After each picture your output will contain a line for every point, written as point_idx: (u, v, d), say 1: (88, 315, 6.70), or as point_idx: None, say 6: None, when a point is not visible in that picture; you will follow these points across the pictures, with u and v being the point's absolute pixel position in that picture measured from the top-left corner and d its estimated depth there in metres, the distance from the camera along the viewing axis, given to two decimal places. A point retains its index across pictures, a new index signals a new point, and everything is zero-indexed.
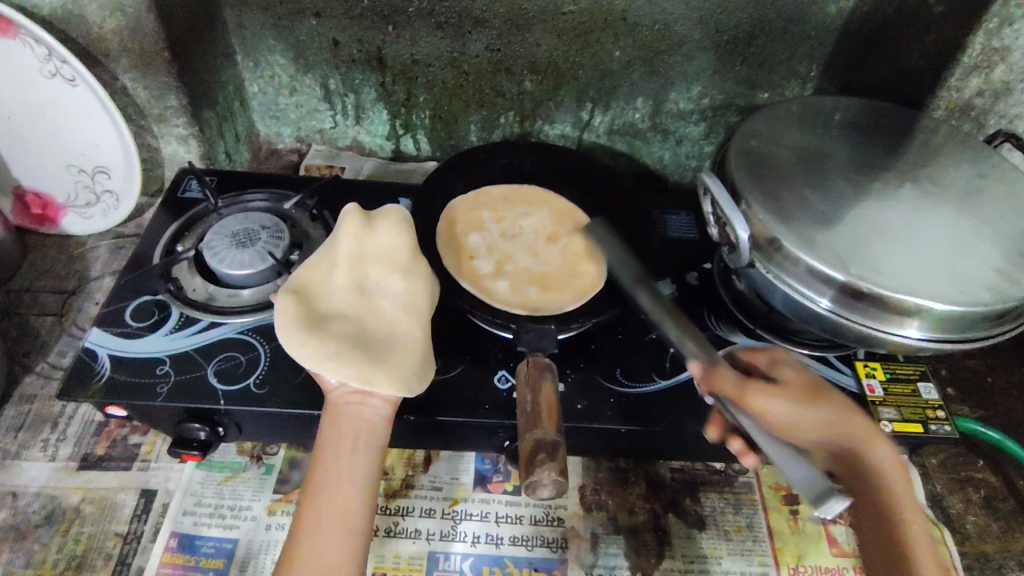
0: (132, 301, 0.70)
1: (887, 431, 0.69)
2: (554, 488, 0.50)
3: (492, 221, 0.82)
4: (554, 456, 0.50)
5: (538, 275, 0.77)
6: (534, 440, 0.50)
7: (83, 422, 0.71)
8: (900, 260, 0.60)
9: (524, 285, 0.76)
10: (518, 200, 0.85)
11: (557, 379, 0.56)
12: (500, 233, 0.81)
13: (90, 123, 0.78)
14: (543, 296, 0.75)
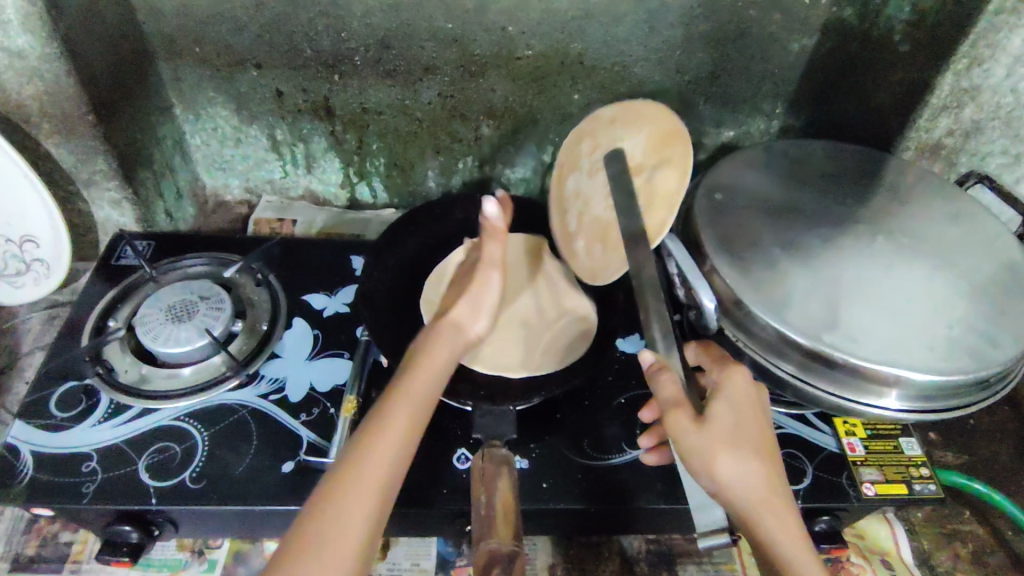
0: (57, 388, 0.65)
1: (870, 495, 0.65)
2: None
3: (587, 156, 0.71)
4: (508, 569, 0.45)
5: (605, 227, 0.70)
6: (488, 551, 0.45)
7: (9, 521, 0.65)
8: (875, 325, 0.57)
9: (592, 244, 0.72)
10: (622, 121, 0.69)
11: (514, 473, 0.52)
12: (588, 170, 0.71)
13: (12, 191, 0.72)
14: (606, 257, 0.70)
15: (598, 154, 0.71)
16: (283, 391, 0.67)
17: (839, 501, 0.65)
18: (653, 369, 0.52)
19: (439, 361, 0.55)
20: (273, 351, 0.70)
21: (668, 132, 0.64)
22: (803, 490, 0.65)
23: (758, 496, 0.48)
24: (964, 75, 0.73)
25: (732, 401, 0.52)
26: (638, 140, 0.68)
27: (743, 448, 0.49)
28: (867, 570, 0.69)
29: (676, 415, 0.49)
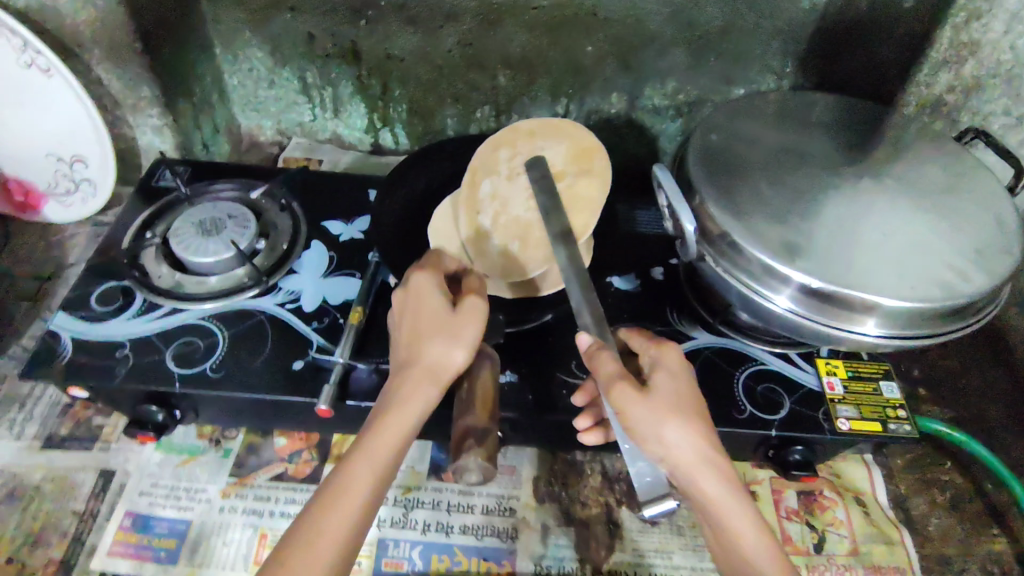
0: (97, 286, 0.72)
1: (844, 429, 0.68)
2: (481, 475, 0.50)
3: (506, 159, 0.70)
4: (482, 440, 0.50)
5: (525, 227, 0.69)
6: (466, 425, 0.51)
7: (49, 403, 0.73)
8: (852, 256, 0.60)
9: (509, 244, 0.70)
10: (542, 132, 0.71)
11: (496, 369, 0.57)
12: (506, 173, 0.70)
13: (65, 112, 0.79)
14: (524, 257, 0.69)
15: (518, 158, 0.70)
16: (298, 301, 0.73)
17: (813, 433, 0.68)
18: (591, 349, 0.55)
19: (409, 410, 0.51)
20: (291, 268, 0.76)
21: (590, 147, 0.70)
22: (779, 420, 0.68)
23: (703, 464, 0.50)
24: (964, 30, 0.77)
25: (668, 372, 0.56)
26: (559, 148, 0.70)
27: (685, 416, 0.52)
28: (839, 504, 0.73)
29: (617, 390, 0.52)
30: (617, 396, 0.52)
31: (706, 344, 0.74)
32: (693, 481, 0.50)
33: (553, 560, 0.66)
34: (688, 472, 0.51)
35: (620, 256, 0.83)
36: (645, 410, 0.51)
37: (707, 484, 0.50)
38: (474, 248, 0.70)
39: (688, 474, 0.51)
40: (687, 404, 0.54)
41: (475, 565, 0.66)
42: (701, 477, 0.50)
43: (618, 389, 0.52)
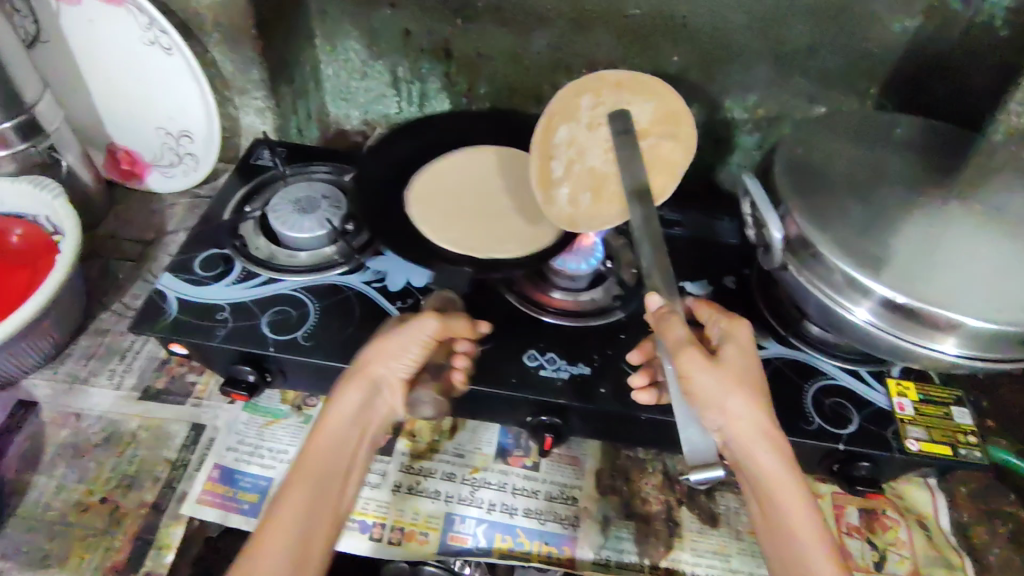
0: (200, 252, 0.77)
1: (913, 450, 0.68)
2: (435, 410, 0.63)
3: (587, 108, 0.70)
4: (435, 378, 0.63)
5: (600, 179, 0.72)
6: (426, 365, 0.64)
7: (147, 357, 0.78)
8: (936, 274, 0.61)
9: (580, 193, 0.73)
10: (629, 87, 0.70)
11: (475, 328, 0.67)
12: (587, 122, 0.70)
13: (179, 89, 0.85)
14: (594, 210, 0.73)
15: (600, 109, 0.70)
16: (384, 281, 0.76)
17: (881, 450, 0.68)
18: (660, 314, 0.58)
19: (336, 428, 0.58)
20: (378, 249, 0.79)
21: (677, 110, 0.70)
22: (848, 434, 0.69)
23: (756, 437, 0.57)
24: None
25: (734, 345, 0.62)
26: (646, 107, 0.71)
27: (745, 389, 0.58)
28: (900, 524, 0.73)
29: (684, 355, 0.56)
30: (687, 361, 0.56)
31: (777, 354, 0.75)
32: (749, 450, 0.57)
33: (611, 550, 0.68)
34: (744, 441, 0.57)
35: (692, 263, 0.84)
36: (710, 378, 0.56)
37: (759, 454, 0.57)
38: (544, 196, 0.72)
39: (745, 444, 0.57)
40: (748, 376, 0.59)
41: (536, 548, 0.68)
42: (756, 447, 0.57)
43: (687, 355, 0.56)
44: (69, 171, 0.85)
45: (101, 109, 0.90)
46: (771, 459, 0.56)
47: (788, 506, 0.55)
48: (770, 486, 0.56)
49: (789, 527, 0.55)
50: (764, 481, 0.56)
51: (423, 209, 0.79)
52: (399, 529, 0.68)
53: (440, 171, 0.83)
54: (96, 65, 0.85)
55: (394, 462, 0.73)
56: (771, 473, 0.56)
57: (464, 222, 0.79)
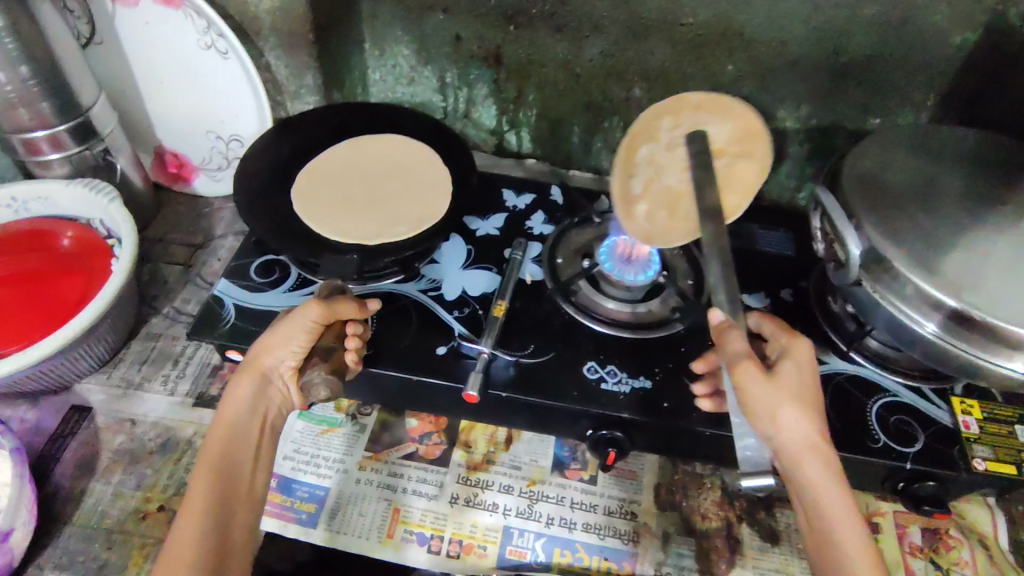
0: (256, 258, 0.76)
1: (980, 469, 0.67)
2: (330, 390, 0.57)
3: (666, 130, 0.69)
4: (326, 358, 0.58)
5: (677, 197, 0.71)
6: (315, 349, 0.59)
7: (200, 363, 0.78)
8: (1016, 291, 0.59)
9: (656, 210, 0.72)
10: (709, 107, 0.68)
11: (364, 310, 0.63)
12: (666, 143, 0.69)
13: (232, 94, 0.85)
14: (668, 225, 0.73)
15: (679, 130, 0.69)
16: (440, 289, 0.75)
17: (947, 470, 0.67)
18: (722, 327, 0.55)
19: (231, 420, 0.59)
20: (433, 258, 0.79)
21: (759, 130, 0.68)
22: (914, 453, 0.68)
23: (810, 447, 0.55)
24: None
25: (791, 362, 0.60)
26: (726, 126, 0.69)
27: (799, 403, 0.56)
28: (964, 544, 0.72)
29: (739, 357, 0.54)
30: (744, 365, 0.54)
31: (838, 370, 0.74)
32: (801, 461, 0.55)
33: (672, 567, 0.67)
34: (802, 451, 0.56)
35: (747, 275, 0.83)
36: (763, 386, 0.54)
37: (813, 466, 0.55)
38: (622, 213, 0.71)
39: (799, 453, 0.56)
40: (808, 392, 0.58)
41: (596, 563, 0.67)
42: (812, 459, 0.55)
43: (746, 368, 0.54)
44: (122, 174, 0.86)
45: (149, 111, 0.90)
46: (820, 473, 0.55)
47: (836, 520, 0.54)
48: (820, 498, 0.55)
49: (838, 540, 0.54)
50: (816, 494, 0.55)
51: (304, 192, 0.77)
52: (458, 542, 0.67)
53: (330, 157, 0.81)
54: (150, 68, 0.85)
55: (451, 473, 0.71)
56: (820, 486, 0.55)
57: (346, 210, 0.76)
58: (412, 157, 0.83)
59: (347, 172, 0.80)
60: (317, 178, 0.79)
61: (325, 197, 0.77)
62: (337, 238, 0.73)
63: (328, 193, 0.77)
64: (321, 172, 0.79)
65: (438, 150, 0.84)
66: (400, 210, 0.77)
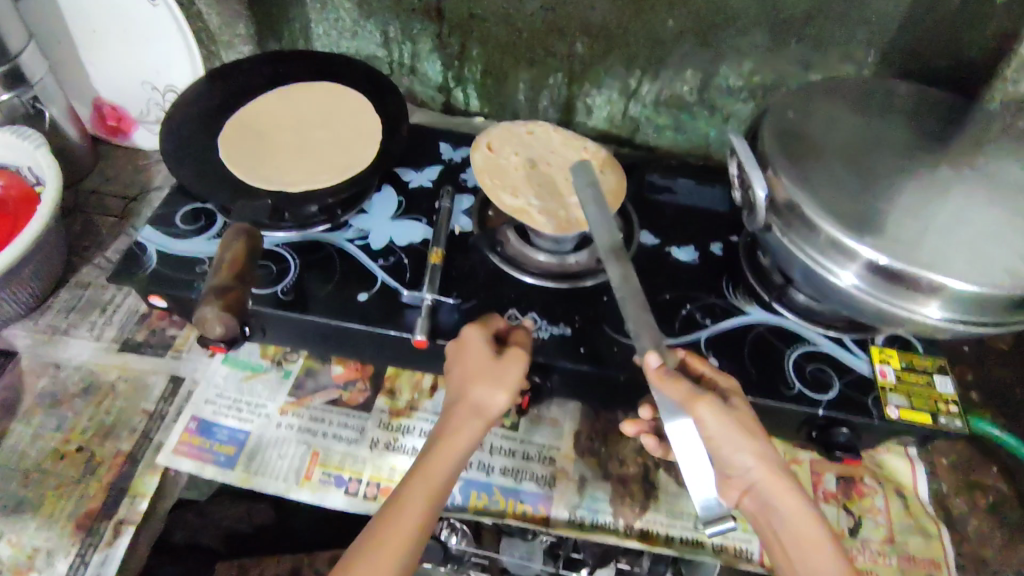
0: (182, 206, 0.76)
1: (893, 417, 0.68)
2: (226, 326, 0.55)
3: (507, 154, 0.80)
4: (220, 295, 0.54)
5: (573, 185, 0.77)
6: (208, 286, 0.55)
7: (128, 311, 0.78)
8: (923, 238, 0.60)
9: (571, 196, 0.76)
10: (506, 136, 0.82)
11: (253, 241, 0.60)
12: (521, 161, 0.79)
13: (167, 43, 0.86)
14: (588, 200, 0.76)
15: (516, 151, 0.80)
16: (366, 238, 0.76)
17: (859, 416, 0.67)
18: (658, 371, 0.56)
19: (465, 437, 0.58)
20: (362, 207, 0.78)
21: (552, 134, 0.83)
22: (827, 400, 0.68)
23: (773, 486, 0.58)
24: None
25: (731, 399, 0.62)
26: (539, 139, 0.83)
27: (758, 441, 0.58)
28: (879, 492, 0.73)
29: (700, 406, 0.56)
30: (702, 414, 0.57)
31: (760, 321, 0.74)
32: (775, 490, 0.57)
33: (586, 510, 0.68)
34: (770, 486, 0.58)
35: (678, 228, 0.84)
36: (719, 430, 0.57)
37: (785, 497, 0.57)
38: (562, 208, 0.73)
39: (772, 490, 0.58)
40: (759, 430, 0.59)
41: (511, 506, 0.68)
42: (782, 492, 0.57)
43: (702, 403, 0.57)
44: (54, 124, 0.84)
45: (82, 60, 0.88)
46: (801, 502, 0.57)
47: (813, 553, 0.54)
48: (790, 528, 0.56)
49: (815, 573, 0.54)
50: (786, 522, 0.57)
51: (233, 140, 0.76)
52: (375, 485, 0.68)
53: (262, 107, 0.81)
54: (80, 16, 0.84)
55: (373, 419, 0.72)
56: (792, 518, 0.56)
57: (274, 157, 0.76)
58: (345, 106, 0.83)
59: (279, 123, 0.80)
60: (247, 126, 0.78)
61: (254, 143, 0.76)
62: (262, 184, 0.73)
63: (256, 141, 0.77)
64: (250, 119, 0.79)
65: (373, 101, 0.83)
66: (329, 158, 0.77)
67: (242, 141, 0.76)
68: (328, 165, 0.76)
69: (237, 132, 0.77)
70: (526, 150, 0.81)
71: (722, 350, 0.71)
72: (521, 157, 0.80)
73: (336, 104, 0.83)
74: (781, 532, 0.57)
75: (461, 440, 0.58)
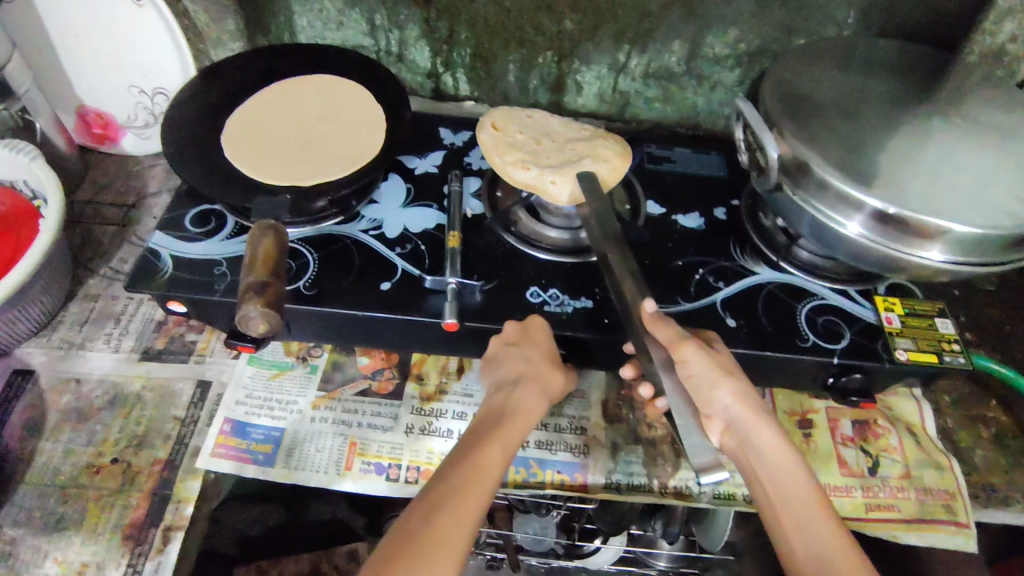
0: (190, 209, 0.75)
1: (902, 359, 0.71)
2: (268, 323, 0.55)
3: (513, 131, 0.81)
4: (260, 292, 0.55)
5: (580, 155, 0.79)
6: (246, 285, 0.56)
7: (143, 319, 0.77)
8: (927, 186, 0.63)
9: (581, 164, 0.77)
10: (508, 115, 0.84)
11: (280, 236, 0.60)
12: (527, 137, 0.81)
13: (152, 43, 0.84)
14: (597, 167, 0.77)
15: (521, 129, 0.82)
16: (381, 228, 0.76)
17: (872, 362, 0.71)
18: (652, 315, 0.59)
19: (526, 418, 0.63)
20: (372, 198, 0.79)
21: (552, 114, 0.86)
22: (841, 348, 0.72)
23: (750, 422, 0.63)
24: None
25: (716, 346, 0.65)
26: (541, 117, 0.85)
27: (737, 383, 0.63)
28: (892, 433, 0.77)
29: (686, 349, 0.59)
30: (686, 356, 0.59)
31: (770, 279, 0.77)
32: (753, 427, 0.63)
33: (622, 474, 0.71)
34: (748, 422, 0.63)
35: (681, 196, 0.86)
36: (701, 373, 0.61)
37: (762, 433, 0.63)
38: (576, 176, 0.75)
39: (749, 426, 0.63)
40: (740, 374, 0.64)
41: (549, 477, 0.70)
42: (757, 428, 0.63)
43: (688, 345, 0.59)
44: (43, 135, 0.82)
45: (63, 67, 0.86)
46: (774, 435, 0.63)
47: (792, 485, 0.61)
48: (766, 461, 0.62)
49: (796, 503, 0.60)
50: (765, 455, 0.62)
51: (237, 138, 0.75)
52: (415, 469, 0.69)
53: (259, 103, 0.80)
54: (61, 21, 0.82)
55: (404, 405, 0.73)
56: (769, 452, 0.62)
57: (281, 152, 0.75)
58: (343, 96, 0.82)
59: (279, 118, 0.79)
60: (248, 123, 0.77)
61: (259, 141, 0.76)
62: (273, 179, 0.72)
63: (260, 138, 0.76)
64: (250, 116, 0.78)
65: (371, 91, 0.83)
66: (336, 148, 0.77)
67: (247, 139, 0.75)
68: (336, 154, 0.76)
69: (240, 130, 0.76)
70: (530, 128, 0.83)
71: (738, 309, 0.74)
72: (527, 134, 0.81)
73: (334, 94, 0.83)
74: (761, 467, 0.62)
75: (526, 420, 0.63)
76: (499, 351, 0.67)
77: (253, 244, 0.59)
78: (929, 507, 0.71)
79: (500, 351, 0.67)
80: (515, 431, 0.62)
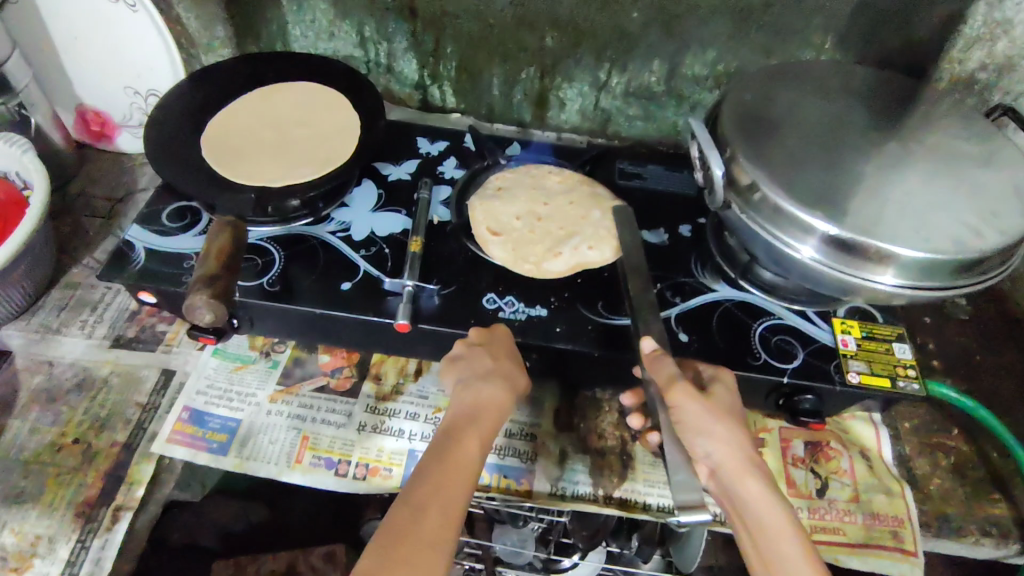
0: (169, 204, 0.78)
1: (854, 381, 0.71)
2: (215, 312, 0.59)
3: (512, 219, 0.81)
4: (209, 285, 0.58)
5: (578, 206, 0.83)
6: (198, 278, 0.59)
7: (118, 309, 0.80)
8: (873, 212, 0.64)
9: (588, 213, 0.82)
10: (488, 201, 0.83)
11: (239, 233, 0.64)
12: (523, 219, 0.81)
13: (146, 47, 0.89)
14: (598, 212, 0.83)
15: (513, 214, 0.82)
16: (348, 230, 0.78)
17: (823, 382, 0.71)
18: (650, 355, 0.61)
19: (494, 414, 0.63)
20: (344, 201, 0.82)
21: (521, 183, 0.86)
22: (792, 368, 0.71)
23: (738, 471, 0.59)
24: (997, 8, 0.80)
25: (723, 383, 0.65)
26: (514, 189, 0.85)
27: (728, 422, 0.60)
28: (844, 456, 0.77)
29: (677, 392, 0.58)
30: (677, 401, 0.58)
31: (727, 297, 0.78)
32: (738, 477, 0.58)
33: (568, 482, 0.72)
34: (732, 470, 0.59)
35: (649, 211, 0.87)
36: (695, 413, 0.59)
37: (746, 483, 0.58)
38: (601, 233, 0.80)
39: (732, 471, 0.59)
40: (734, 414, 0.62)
41: (495, 480, 0.72)
42: (743, 478, 0.59)
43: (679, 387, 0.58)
44: (38, 129, 0.86)
45: (63, 67, 0.91)
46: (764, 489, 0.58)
47: (784, 547, 0.56)
48: (755, 512, 0.58)
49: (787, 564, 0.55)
50: (752, 508, 0.58)
51: (217, 140, 0.79)
52: (364, 466, 0.70)
53: (239, 108, 0.84)
54: (62, 21, 0.86)
55: (359, 403, 0.75)
56: (756, 503, 0.58)
57: (257, 155, 0.79)
58: (322, 103, 0.87)
59: (260, 122, 0.83)
60: (227, 126, 0.81)
61: (233, 142, 0.79)
62: (247, 180, 0.75)
63: (239, 141, 0.80)
64: (231, 120, 0.82)
65: (351, 99, 0.87)
66: (311, 151, 0.80)
67: (226, 141, 0.79)
68: (311, 159, 0.79)
69: (219, 130, 0.80)
70: (517, 209, 0.83)
71: (691, 325, 0.75)
72: (523, 218, 0.81)
73: (314, 100, 0.87)
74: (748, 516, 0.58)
75: (494, 415, 0.63)
76: (462, 351, 0.67)
77: (210, 240, 0.63)
78: (875, 533, 0.71)
79: (460, 351, 0.67)
80: (487, 428, 0.62)
